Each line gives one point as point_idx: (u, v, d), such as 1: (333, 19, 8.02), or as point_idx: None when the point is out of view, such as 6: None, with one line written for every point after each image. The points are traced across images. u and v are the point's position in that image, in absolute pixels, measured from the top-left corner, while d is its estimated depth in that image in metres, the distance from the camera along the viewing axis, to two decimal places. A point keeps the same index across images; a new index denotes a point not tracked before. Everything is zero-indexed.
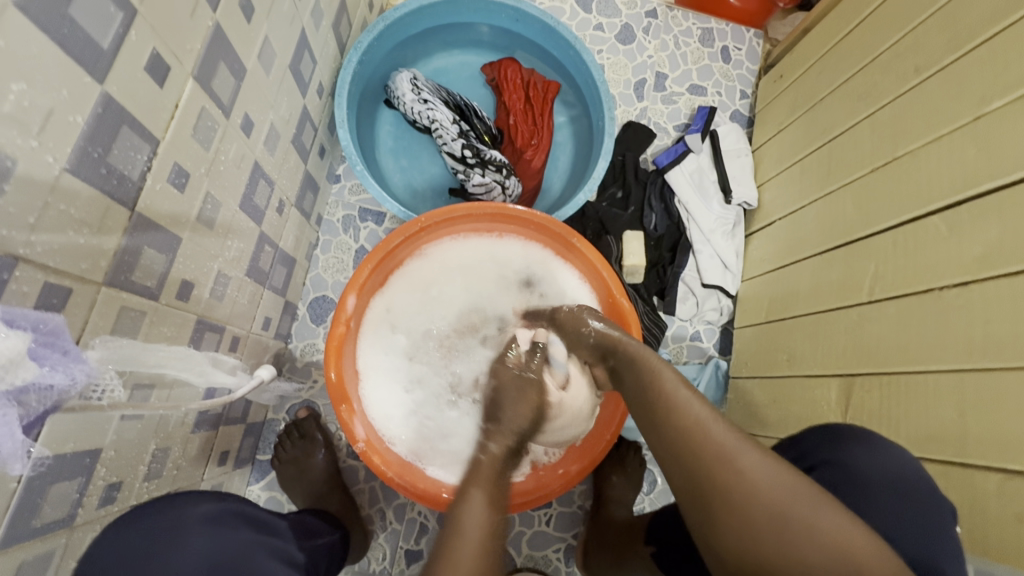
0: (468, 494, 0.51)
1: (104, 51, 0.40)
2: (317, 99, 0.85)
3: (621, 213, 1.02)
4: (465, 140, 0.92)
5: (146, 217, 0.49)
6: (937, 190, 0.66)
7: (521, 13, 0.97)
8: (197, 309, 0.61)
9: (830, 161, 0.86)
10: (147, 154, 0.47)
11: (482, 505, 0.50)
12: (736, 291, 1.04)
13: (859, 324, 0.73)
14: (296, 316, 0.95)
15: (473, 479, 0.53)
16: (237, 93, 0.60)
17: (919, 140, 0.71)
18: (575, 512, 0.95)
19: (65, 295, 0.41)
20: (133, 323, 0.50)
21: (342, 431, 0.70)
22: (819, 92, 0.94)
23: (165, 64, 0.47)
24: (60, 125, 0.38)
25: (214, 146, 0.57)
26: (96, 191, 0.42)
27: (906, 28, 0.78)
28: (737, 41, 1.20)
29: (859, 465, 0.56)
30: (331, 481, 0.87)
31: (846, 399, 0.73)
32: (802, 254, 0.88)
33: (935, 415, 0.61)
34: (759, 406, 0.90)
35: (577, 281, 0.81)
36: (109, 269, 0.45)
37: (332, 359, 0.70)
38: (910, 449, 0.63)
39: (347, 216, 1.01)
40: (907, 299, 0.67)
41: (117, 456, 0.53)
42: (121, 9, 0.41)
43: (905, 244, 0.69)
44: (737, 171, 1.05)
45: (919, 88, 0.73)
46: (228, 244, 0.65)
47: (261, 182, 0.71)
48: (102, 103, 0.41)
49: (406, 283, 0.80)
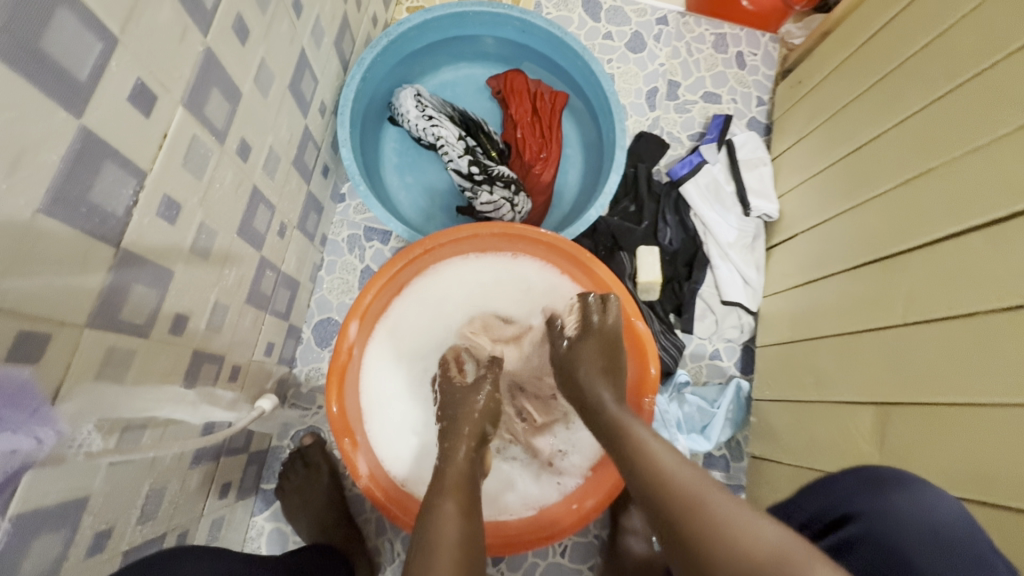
0: (438, 504, 0.54)
1: (83, 82, 0.38)
2: (319, 117, 0.82)
3: (634, 227, 0.98)
4: (472, 156, 0.89)
5: (134, 252, 0.46)
6: (975, 205, 0.62)
7: (528, 25, 0.94)
8: (193, 342, 0.59)
9: (856, 171, 0.82)
10: (133, 187, 0.45)
11: (454, 516, 0.52)
12: (757, 307, 0.99)
13: (893, 346, 0.68)
14: (301, 339, 0.93)
15: (444, 487, 0.56)
16: (232, 117, 0.57)
17: (953, 151, 0.66)
18: (591, 542, 0.91)
19: (41, 344, 0.38)
20: (121, 364, 0.47)
21: (345, 464, 0.67)
22: (842, 99, 0.89)
23: (151, 93, 0.44)
24: (35, 164, 0.36)
25: (208, 173, 0.55)
26: (76, 232, 0.40)
27: (938, 28, 0.72)
28: (752, 46, 1.16)
29: (899, 513, 0.51)
30: (338, 513, 0.84)
31: (881, 429, 0.67)
32: (827, 269, 0.83)
33: (983, 452, 0.55)
34: (786, 432, 0.84)
35: (574, 297, 0.75)
36: (93, 310, 0.43)
37: (334, 392, 0.68)
38: (950, 489, 0.58)
39: (353, 236, 0.98)
40: (946, 322, 0.62)
41: (107, 502, 0.50)
42: (98, 39, 0.38)
43: (945, 263, 0.64)
44: (755, 182, 1.01)
45: (952, 95, 0.68)
46: (226, 274, 0.63)
47: (261, 207, 0.69)
48: (81, 137, 0.39)
49: (415, 304, 0.76)
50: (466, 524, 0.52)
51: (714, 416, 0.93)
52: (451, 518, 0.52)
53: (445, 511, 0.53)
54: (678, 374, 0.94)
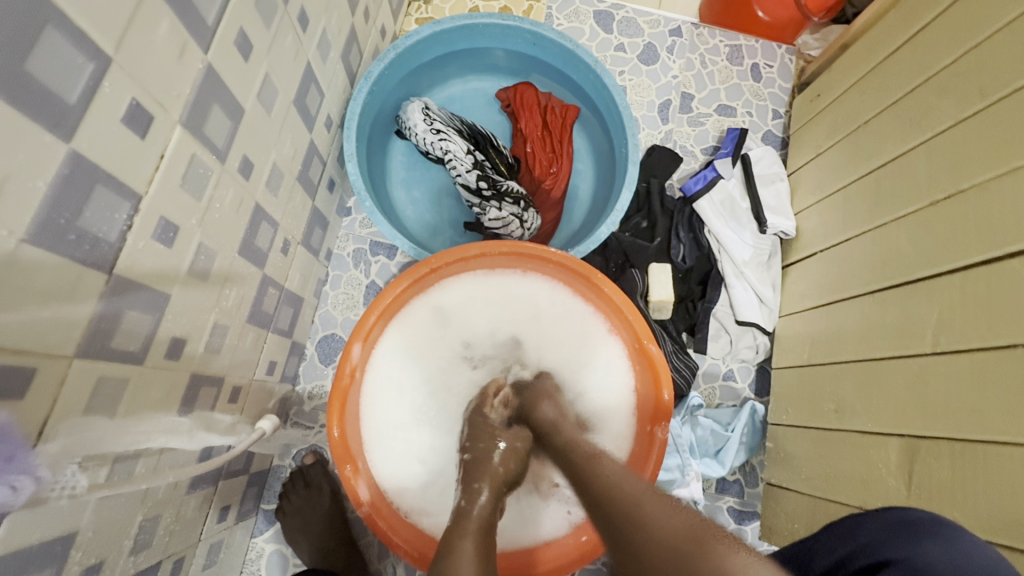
0: (455, 546, 0.52)
1: (71, 105, 0.36)
2: (325, 131, 0.81)
3: (646, 244, 0.95)
4: (480, 171, 0.87)
5: (127, 278, 0.44)
6: (1010, 229, 0.58)
7: (539, 37, 0.92)
8: (191, 366, 0.57)
9: (879, 190, 0.79)
10: (126, 212, 0.43)
11: (471, 556, 0.51)
12: (773, 327, 0.96)
13: (919, 376, 0.65)
14: (305, 355, 0.91)
15: (460, 529, 0.55)
16: (234, 135, 0.56)
17: (984, 173, 0.63)
18: (599, 568, 0.88)
19: (24, 377, 0.36)
20: (111, 394, 0.45)
21: (346, 492, 0.65)
22: (863, 115, 0.86)
23: (147, 113, 0.43)
24: (18, 192, 0.34)
25: (207, 194, 0.53)
26: (63, 260, 0.38)
27: (968, 44, 0.69)
28: (768, 58, 1.13)
29: (927, 562, 0.46)
30: (339, 537, 0.83)
31: (907, 464, 0.64)
32: (848, 291, 0.80)
33: (1021, 495, 0.51)
34: (805, 461, 0.81)
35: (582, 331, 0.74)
36: (81, 340, 0.41)
37: (335, 416, 0.66)
38: (982, 534, 0.54)
39: (358, 250, 0.97)
40: (978, 353, 0.59)
41: (96, 537, 0.48)
42: (90, 59, 0.37)
43: (977, 290, 0.60)
44: (771, 199, 0.98)
45: (983, 114, 0.65)
46: (226, 294, 0.61)
47: (264, 224, 0.67)
48: (69, 162, 0.37)
49: (420, 324, 0.73)
50: (479, 568, 0.50)
51: (728, 441, 0.90)
52: (468, 559, 0.51)
53: (462, 553, 0.51)
54: (691, 397, 0.90)
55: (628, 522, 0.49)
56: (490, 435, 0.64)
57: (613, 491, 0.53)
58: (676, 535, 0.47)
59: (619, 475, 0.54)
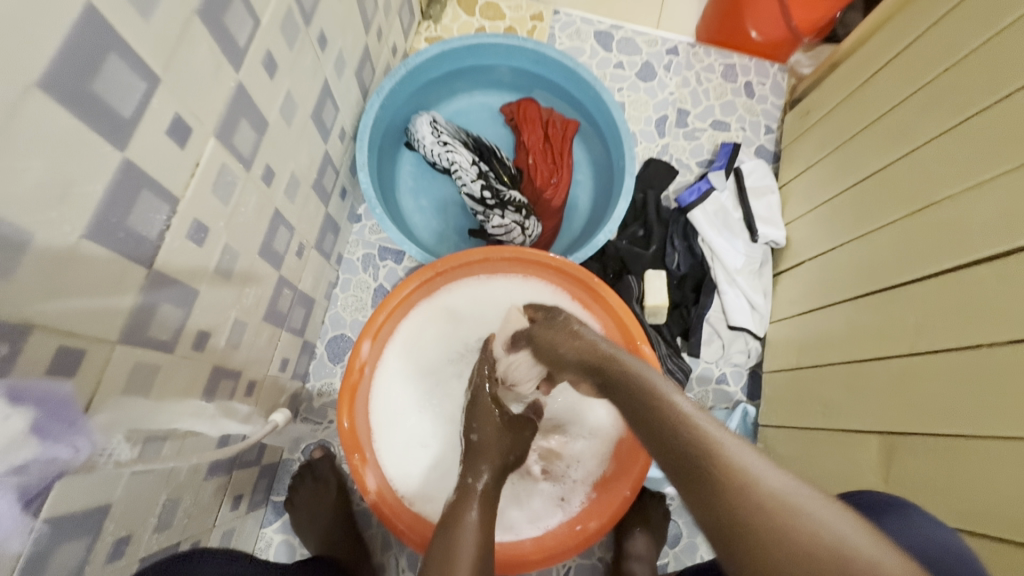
0: (456, 519, 0.57)
1: (126, 119, 0.41)
2: (339, 143, 0.86)
3: (642, 251, 0.99)
4: (484, 181, 0.92)
5: (163, 273, 0.49)
6: (980, 238, 0.62)
7: (541, 56, 0.98)
8: (213, 358, 0.62)
9: (862, 202, 0.83)
10: (166, 214, 0.48)
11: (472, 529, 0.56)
12: (764, 333, 0.99)
13: (897, 377, 0.69)
14: (315, 354, 0.95)
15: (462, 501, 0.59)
16: (258, 145, 0.61)
17: (956, 185, 0.67)
18: (595, 564, 0.91)
19: (78, 358, 0.41)
20: (146, 378, 0.50)
21: (354, 480, 0.69)
22: (851, 129, 0.90)
23: (186, 126, 0.48)
24: (80, 195, 0.39)
25: (233, 198, 0.58)
26: (113, 255, 0.43)
27: (942, 66, 0.74)
28: (761, 76, 1.19)
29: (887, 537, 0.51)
30: (346, 529, 0.86)
31: (887, 459, 0.67)
32: (834, 297, 0.84)
33: (987, 486, 0.55)
34: (793, 459, 0.84)
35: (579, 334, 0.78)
36: (124, 328, 0.46)
37: (345, 408, 0.70)
38: (953, 522, 0.58)
39: (368, 255, 1.02)
40: (948, 354, 0.63)
41: (126, 511, 0.52)
42: (143, 79, 0.42)
43: (949, 295, 0.64)
44: (763, 210, 1.02)
45: (955, 130, 0.69)
46: (246, 292, 0.66)
47: (281, 228, 0.72)
48: (122, 169, 0.42)
49: (426, 324, 0.78)
50: (479, 539, 0.55)
51: None
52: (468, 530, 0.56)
53: (464, 524, 0.56)
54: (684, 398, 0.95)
55: (730, 490, 0.37)
56: (490, 416, 0.66)
57: (710, 460, 0.39)
58: (825, 541, 0.34)
59: (732, 448, 0.40)
